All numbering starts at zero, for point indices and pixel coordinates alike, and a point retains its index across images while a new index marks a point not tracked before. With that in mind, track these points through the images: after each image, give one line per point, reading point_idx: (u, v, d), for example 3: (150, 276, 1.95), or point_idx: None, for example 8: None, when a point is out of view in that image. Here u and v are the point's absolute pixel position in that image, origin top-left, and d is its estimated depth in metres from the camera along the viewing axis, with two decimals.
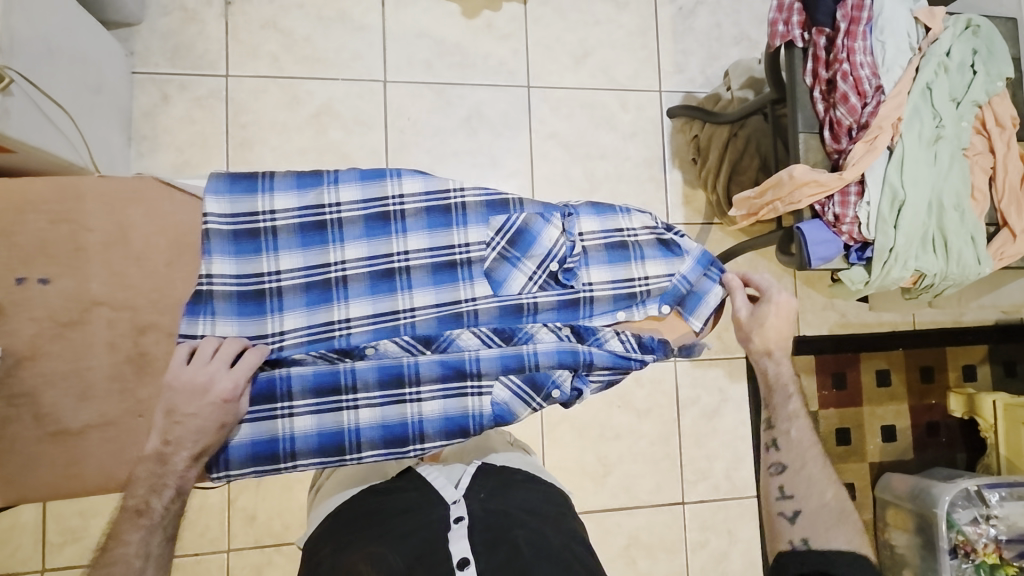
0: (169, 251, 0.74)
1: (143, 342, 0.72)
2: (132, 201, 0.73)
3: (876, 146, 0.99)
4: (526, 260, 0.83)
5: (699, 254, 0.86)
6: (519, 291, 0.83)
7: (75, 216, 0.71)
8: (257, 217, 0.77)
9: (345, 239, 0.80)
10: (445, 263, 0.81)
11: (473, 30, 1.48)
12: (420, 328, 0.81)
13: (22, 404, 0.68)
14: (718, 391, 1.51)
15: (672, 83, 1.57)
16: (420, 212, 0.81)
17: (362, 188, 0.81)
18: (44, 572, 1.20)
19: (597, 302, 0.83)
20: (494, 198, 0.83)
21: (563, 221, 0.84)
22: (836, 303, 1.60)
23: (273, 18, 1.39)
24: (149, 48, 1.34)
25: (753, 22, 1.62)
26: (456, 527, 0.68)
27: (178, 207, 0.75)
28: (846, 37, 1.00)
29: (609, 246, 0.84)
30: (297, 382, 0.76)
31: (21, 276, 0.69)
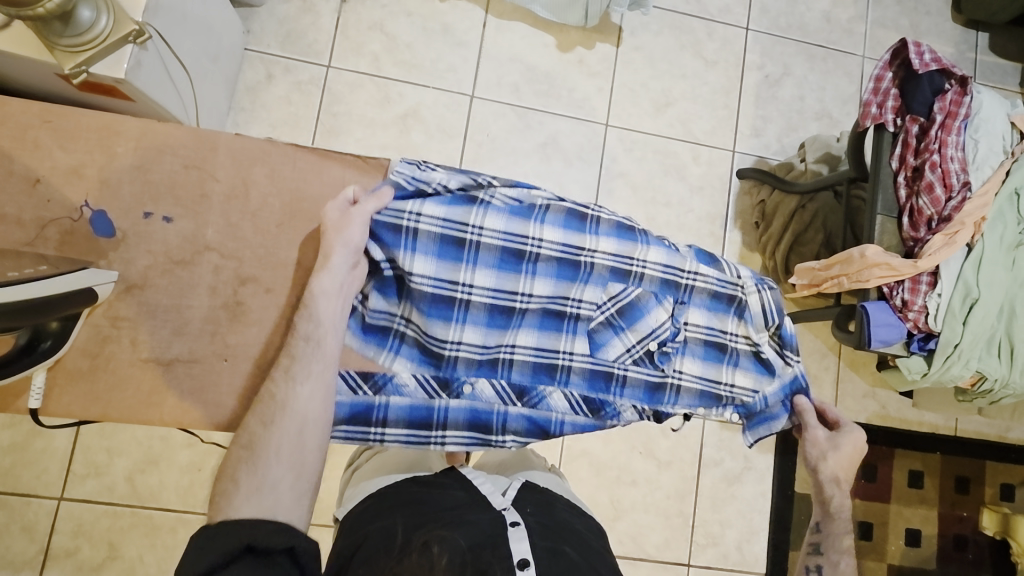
0: (280, 213, 0.79)
1: (242, 292, 0.78)
2: (257, 162, 0.79)
3: (955, 241, 0.98)
4: (628, 332, 0.90)
5: (789, 382, 0.93)
6: (613, 359, 0.90)
7: (204, 164, 0.78)
8: (403, 217, 0.82)
9: (477, 264, 0.86)
10: (557, 313, 0.89)
11: (565, 63, 1.54)
12: (515, 376, 0.88)
13: (124, 327, 0.74)
14: (743, 457, 1.48)
15: (747, 145, 1.60)
16: (552, 261, 0.88)
17: (506, 222, 0.86)
18: (63, 500, 1.23)
19: (683, 389, 0.91)
20: (621, 267, 0.89)
21: (674, 307, 0.91)
22: (878, 392, 1.57)
23: (381, 21, 1.48)
24: (264, 29, 1.43)
25: (836, 102, 1.64)
26: (515, 529, 0.70)
27: (299, 176, 0.81)
28: (940, 129, 1.01)
29: (707, 342, 0.92)
30: (400, 395, 0.85)
31: (149, 211, 0.76)
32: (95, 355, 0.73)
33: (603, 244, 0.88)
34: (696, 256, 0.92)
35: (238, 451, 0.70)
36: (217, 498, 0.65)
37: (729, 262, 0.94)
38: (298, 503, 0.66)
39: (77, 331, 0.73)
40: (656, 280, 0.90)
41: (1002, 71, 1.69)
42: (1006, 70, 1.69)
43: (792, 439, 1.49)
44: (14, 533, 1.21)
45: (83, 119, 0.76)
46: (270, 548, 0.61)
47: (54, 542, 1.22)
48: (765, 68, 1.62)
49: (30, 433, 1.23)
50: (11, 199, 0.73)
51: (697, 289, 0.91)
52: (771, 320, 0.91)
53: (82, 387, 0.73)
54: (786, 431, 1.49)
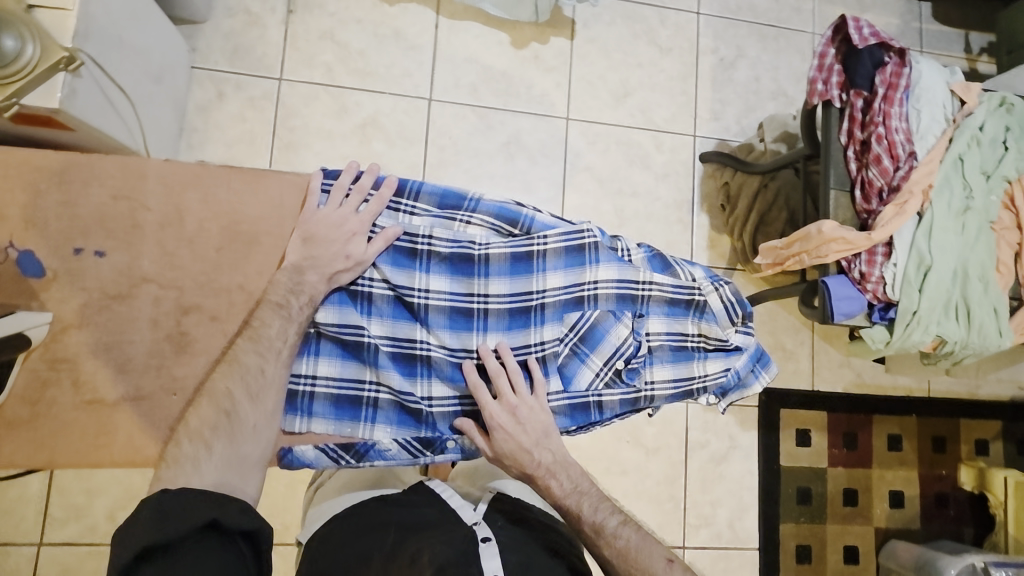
0: (219, 237, 0.77)
1: (184, 322, 0.76)
2: (189, 187, 0.77)
3: (906, 210, 1.00)
4: (593, 356, 0.85)
5: (755, 351, 0.90)
6: (586, 388, 0.85)
7: (134, 193, 0.76)
8: (356, 286, 0.81)
9: (431, 322, 0.82)
10: (523, 362, 0.84)
11: (520, 60, 1.54)
12: None
13: (63, 369, 0.73)
14: (728, 437, 1.52)
15: (707, 130, 1.62)
16: (503, 314, 0.83)
17: (451, 281, 0.82)
18: (42, 546, 1.21)
19: (657, 401, 0.87)
20: (572, 297, 0.83)
21: (633, 321, 0.85)
22: (853, 361, 1.60)
23: (331, 29, 1.46)
24: (210, 46, 1.40)
25: (791, 79, 1.67)
26: (486, 545, 0.76)
27: (233, 198, 0.78)
28: (883, 102, 1.02)
29: (672, 348, 0.87)
30: (384, 459, 0.81)
31: (79, 246, 0.74)
32: (36, 401, 0.72)
33: (551, 279, 0.83)
34: (649, 263, 0.88)
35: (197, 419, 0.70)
36: (180, 459, 0.67)
37: (684, 265, 0.89)
38: (250, 472, 0.71)
39: (14, 379, 0.71)
40: (611, 297, 0.84)
41: (948, 38, 1.72)
42: (951, 36, 1.72)
43: (772, 415, 1.54)
44: None
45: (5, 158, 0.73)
46: (232, 532, 0.62)
47: None
48: (719, 51, 1.64)
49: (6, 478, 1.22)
50: None
51: (654, 299, 0.86)
52: (735, 314, 0.88)
53: (24, 436, 0.71)
54: (766, 408, 1.54)
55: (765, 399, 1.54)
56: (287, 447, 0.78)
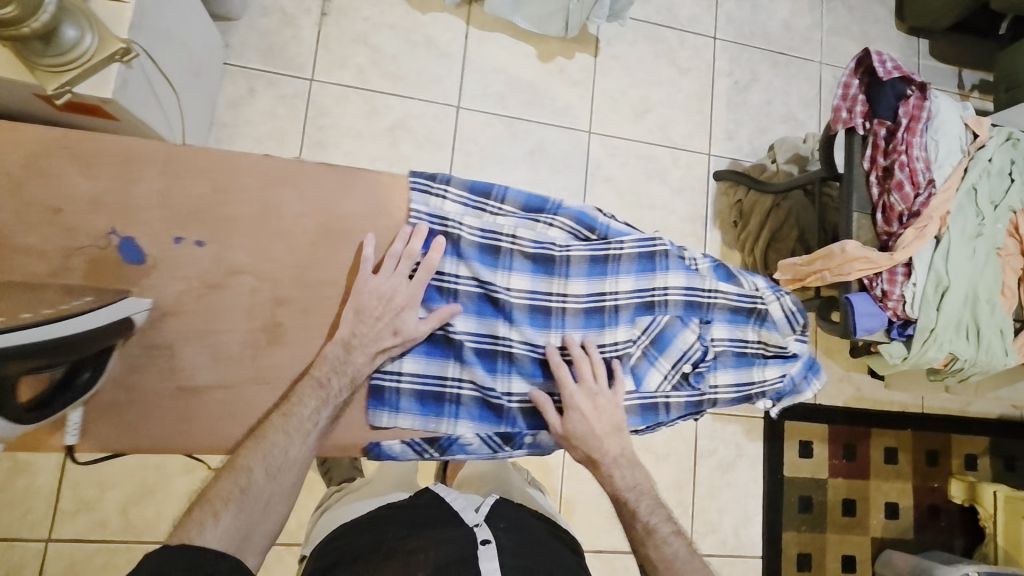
0: (313, 234, 0.76)
1: (279, 314, 0.76)
2: (282, 182, 0.75)
3: (925, 234, 1.07)
4: (662, 359, 0.86)
5: (809, 358, 0.92)
6: (655, 389, 0.86)
7: (225, 186, 0.73)
8: (442, 278, 0.80)
9: (514, 319, 0.82)
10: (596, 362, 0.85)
11: (547, 72, 1.58)
12: None
13: (160, 355, 0.72)
14: (735, 446, 1.56)
15: (721, 149, 1.68)
16: (579, 313, 0.84)
17: (532, 279, 0.82)
18: (50, 541, 1.17)
19: (719, 405, 0.88)
20: (644, 301, 0.84)
21: (700, 327, 0.86)
22: (853, 376, 1.66)
23: (363, 34, 1.48)
24: (244, 43, 1.41)
25: (800, 105, 1.74)
26: (485, 547, 0.77)
27: (327, 196, 0.76)
28: (905, 132, 1.09)
29: (735, 354, 0.88)
30: (465, 452, 0.84)
31: (179, 236, 0.71)
32: (129, 387, 0.71)
33: (623, 283, 0.84)
34: (715, 273, 0.88)
35: (213, 488, 0.69)
36: (188, 524, 0.66)
37: (747, 275, 0.90)
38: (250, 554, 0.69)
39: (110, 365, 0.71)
40: (680, 303, 0.85)
41: (943, 74, 1.83)
42: (947, 72, 1.83)
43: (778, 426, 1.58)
44: None
45: (107, 142, 0.70)
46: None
47: None
48: (734, 74, 1.71)
49: (12, 470, 1.17)
50: (37, 231, 0.67)
51: (719, 305, 0.87)
52: (796, 322, 0.90)
53: (117, 421, 0.71)
54: (772, 419, 1.59)
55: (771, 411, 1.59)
56: (374, 442, 0.81)
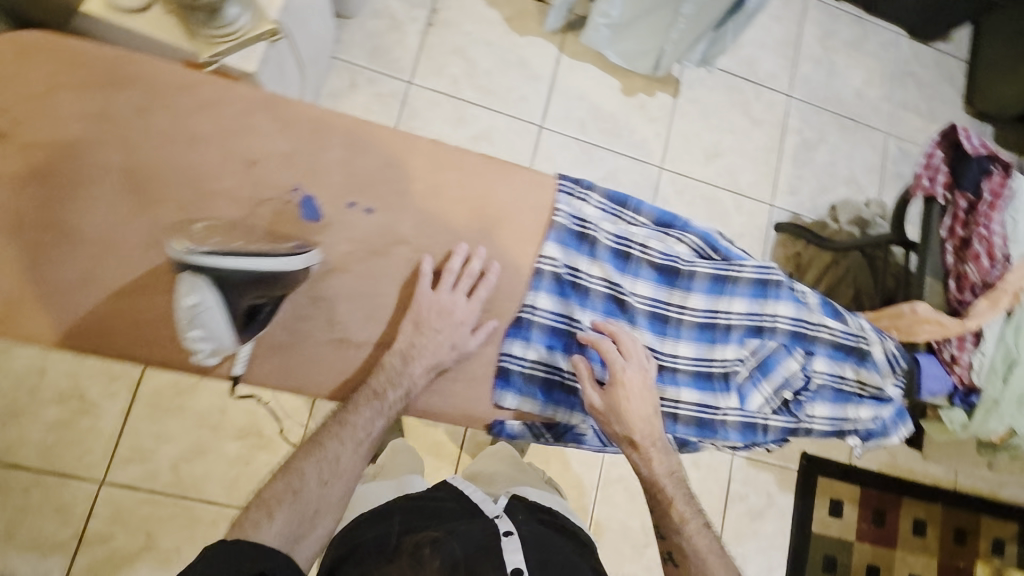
0: (471, 219, 0.84)
1: (428, 286, 0.84)
2: (451, 167, 0.84)
3: (998, 306, 1.06)
4: (765, 383, 0.92)
5: (898, 405, 0.98)
6: (756, 410, 0.92)
7: (402, 162, 0.82)
8: (578, 274, 0.87)
9: (636, 322, 0.89)
10: (705, 374, 0.91)
11: (628, 106, 1.65)
12: (679, 429, 0.89)
13: (322, 307, 0.80)
14: (766, 495, 1.56)
15: (784, 201, 1.72)
16: (695, 326, 0.91)
17: (656, 288, 0.90)
18: (103, 485, 1.21)
19: (813, 433, 0.94)
20: (754, 324, 0.91)
21: (804, 357, 0.92)
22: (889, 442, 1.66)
23: (463, 47, 1.56)
24: (352, 40, 1.49)
25: (864, 170, 1.79)
26: (508, 539, 0.82)
27: (492, 184, 0.85)
28: (987, 207, 1.11)
29: (835, 389, 0.94)
30: (581, 441, 0.92)
31: (353, 201, 0.80)
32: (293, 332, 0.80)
33: (737, 304, 0.91)
34: (822, 309, 0.95)
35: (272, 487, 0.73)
36: (246, 521, 0.71)
37: (853, 315, 0.96)
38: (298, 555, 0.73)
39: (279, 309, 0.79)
40: (786, 332, 0.92)
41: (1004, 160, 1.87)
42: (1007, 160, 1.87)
43: (811, 481, 1.58)
44: (47, 513, 1.18)
45: (301, 110, 0.80)
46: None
47: (90, 527, 1.19)
48: (803, 132, 1.77)
49: (78, 411, 1.22)
50: (230, 178, 0.77)
51: (822, 340, 0.93)
52: (895, 366, 0.97)
53: (278, 360, 0.80)
54: (806, 473, 1.59)
55: (806, 464, 1.59)
56: (500, 420, 0.89)
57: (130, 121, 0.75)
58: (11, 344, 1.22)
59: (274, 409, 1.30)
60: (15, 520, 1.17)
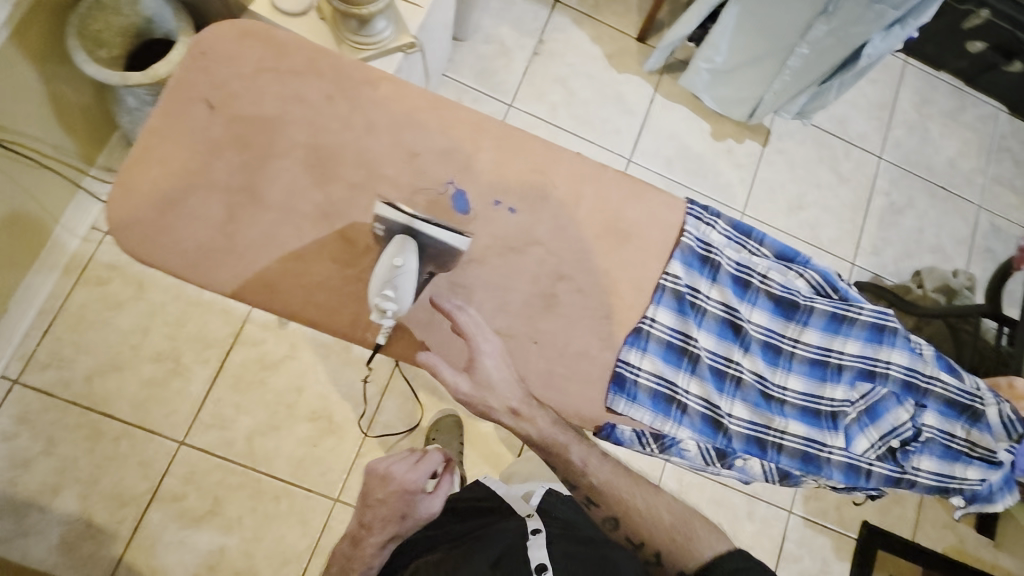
0: (600, 227, 0.88)
1: (558, 287, 0.85)
2: (587, 181, 0.88)
3: None
4: (871, 428, 0.91)
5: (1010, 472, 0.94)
6: (861, 454, 0.90)
7: (546, 169, 0.87)
8: (697, 294, 0.89)
9: (749, 348, 0.90)
10: (813, 410, 0.91)
11: (716, 150, 1.68)
12: (782, 460, 0.88)
13: (458, 292, 0.83)
14: (821, 560, 1.50)
15: (866, 261, 1.70)
16: (806, 361, 0.92)
17: (770, 318, 0.92)
18: (183, 445, 1.27)
19: (918, 488, 0.91)
20: (865, 368, 0.91)
21: (914, 408, 0.91)
22: (957, 526, 1.58)
23: (564, 77, 1.64)
24: (463, 62, 1.59)
25: (952, 240, 1.75)
26: (535, 537, 0.90)
27: (621, 201, 0.89)
28: None
29: (943, 445, 0.92)
30: (681, 457, 0.89)
31: (499, 200, 0.85)
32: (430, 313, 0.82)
33: (850, 345, 0.92)
34: (936, 362, 0.93)
35: None
36: None
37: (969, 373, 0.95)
38: None
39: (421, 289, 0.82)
40: (899, 380, 0.91)
41: None
42: None
43: (870, 553, 1.51)
44: (131, 464, 1.25)
45: (460, 112, 0.87)
46: None
47: (165, 483, 1.26)
48: (891, 195, 1.75)
49: (172, 371, 1.30)
50: (393, 164, 0.83)
51: (936, 393, 0.92)
52: (1010, 431, 0.94)
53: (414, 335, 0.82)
54: (866, 545, 1.52)
55: (867, 533, 1.52)
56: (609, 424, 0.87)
57: (322, 105, 0.84)
58: (123, 301, 1.31)
59: (346, 397, 1.35)
60: (101, 465, 1.24)
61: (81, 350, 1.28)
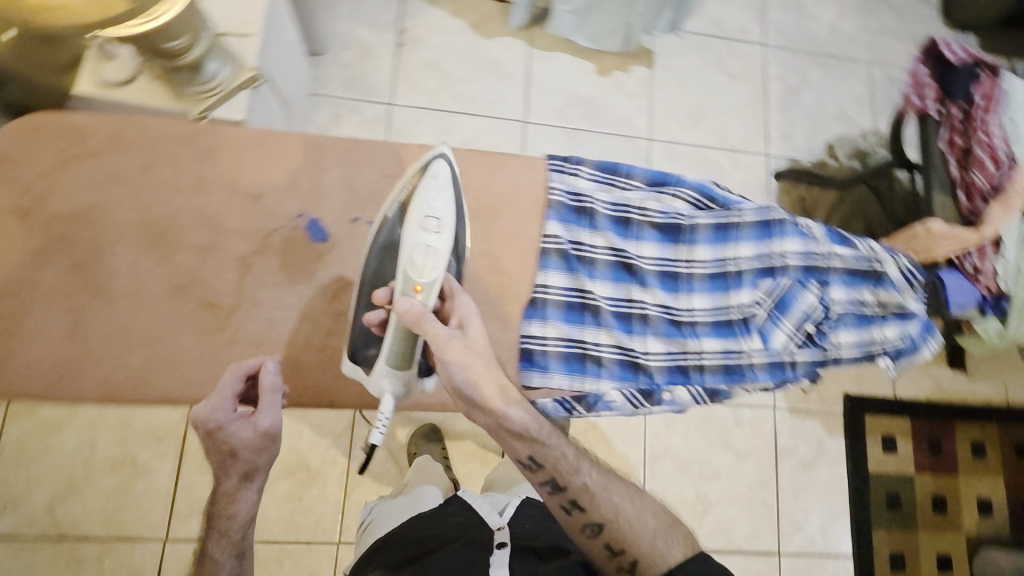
0: (469, 211, 0.97)
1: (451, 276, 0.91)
2: (446, 169, 0.98)
3: (1012, 207, 1.07)
4: (785, 320, 0.97)
5: (925, 319, 0.99)
6: (781, 347, 0.97)
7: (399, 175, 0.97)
8: (583, 249, 0.98)
9: (647, 283, 0.98)
10: (725, 321, 0.99)
11: (605, 86, 1.66)
12: (707, 379, 0.97)
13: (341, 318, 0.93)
14: (816, 442, 1.55)
15: (778, 149, 1.71)
16: (705, 277, 1.00)
17: (660, 248, 1.00)
18: (168, 542, 1.24)
19: (843, 361, 0.97)
20: (764, 265, 0.98)
21: (819, 289, 0.97)
22: (931, 369, 1.64)
23: (435, 60, 1.59)
24: (329, 75, 1.53)
25: (853, 104, 1.77)
26: (500, 553, 0.92)
27: (480, 180, 0.99)
28: (982, 112, 1.11)
29: (856, 314, 0.98)
30: (610, 409, 0.94)
31: (357, 217, 0.96)
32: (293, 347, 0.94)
33: (743, 248, 0.99)
34: (829, 238, 0.99)
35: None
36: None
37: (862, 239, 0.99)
38: None
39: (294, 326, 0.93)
40: (798, 267, 0.97)
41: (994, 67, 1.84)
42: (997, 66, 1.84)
43: (859, 422, 1.57)
44: None
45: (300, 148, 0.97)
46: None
47: None
48: (785, 79, 1.76)
49: (133, 475, 1.26)
50: (246, 216, 0.94)
51: (836, 268, 0.98)
52: (913, 281, 0.99)
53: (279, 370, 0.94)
54: (853, 415, 1.57)
55: (851, 405, 1.57)
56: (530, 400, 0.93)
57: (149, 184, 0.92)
58: (59, 422, 1.26)
59: (317, 442, 1.33)
60: None
61: (34, 483, 1.23)
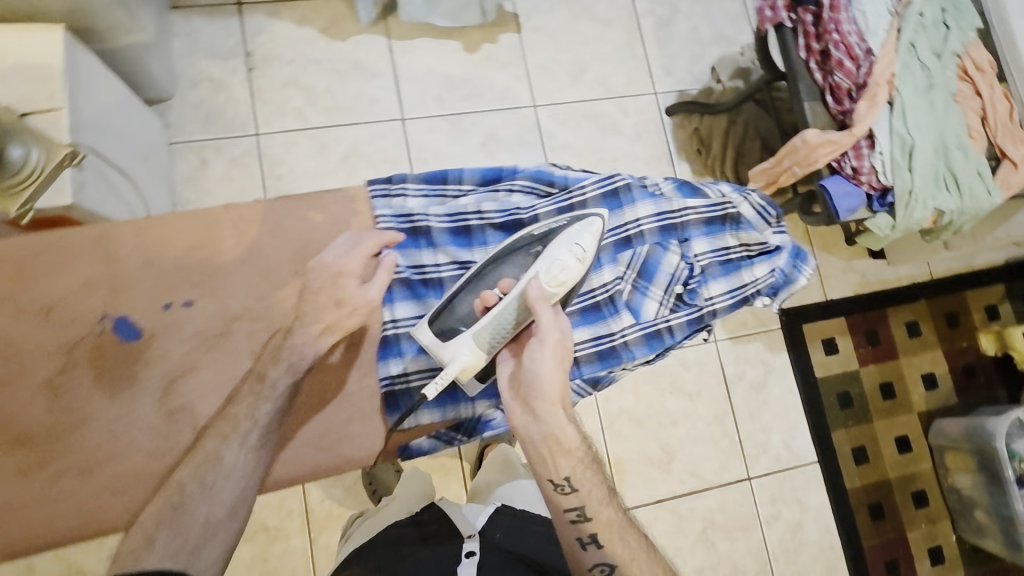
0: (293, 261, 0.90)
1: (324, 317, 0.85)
2: (259, 223, 0.90)
3: (877, 102, 1.08)
4: (653, 287, 0.94)
5: (792, 247, 0.97)
6: (654, 316, 0.94)
7: (208, 241, 0.88)
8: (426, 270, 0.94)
9: None
10: (593, 305, 0.94)
11: (476, 62, 1.59)
12: (585, 370, 0.93)
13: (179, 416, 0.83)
14: (762, 363, 1.58)
15: (664, 85, 1.68)
16: None
17: None
18: None
19: (719, 314, 0.95)
20: (619, 238, 0.94)
21: (680, 247, 0.95)
22: (855, 264, 1.67)
23: (293, 77, 1.50)
24: (182, 119, 1.43)
25: (727, 21, 1.75)
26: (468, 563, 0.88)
27: (298, 223, 0.92)
28: (830, 11, 1.10)
29: (721, 263, 0.95)
30: (491, 428, 0.95)
31: (168, 301, 0.86)
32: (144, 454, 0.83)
33: None
34: (679, 192, 0.98)
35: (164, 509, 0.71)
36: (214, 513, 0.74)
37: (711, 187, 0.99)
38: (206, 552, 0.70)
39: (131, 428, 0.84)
40: (654, 229, 0.94)
41: None
42: None
43: (797, 332, 1.59)
44: None
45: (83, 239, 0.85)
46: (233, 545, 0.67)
47: None
48: (655, 11, 1.72)
49: None
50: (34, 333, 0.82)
51: (692, 222, 0.95)
52: (768, 216, 0.97)
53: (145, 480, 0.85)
54: (791, 328, 1.60)
55: (787, 319, 1.60)
56: (406, 443, 0.91)
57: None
58: None
59: (268, 499, 1.29)
60: None
61: None
